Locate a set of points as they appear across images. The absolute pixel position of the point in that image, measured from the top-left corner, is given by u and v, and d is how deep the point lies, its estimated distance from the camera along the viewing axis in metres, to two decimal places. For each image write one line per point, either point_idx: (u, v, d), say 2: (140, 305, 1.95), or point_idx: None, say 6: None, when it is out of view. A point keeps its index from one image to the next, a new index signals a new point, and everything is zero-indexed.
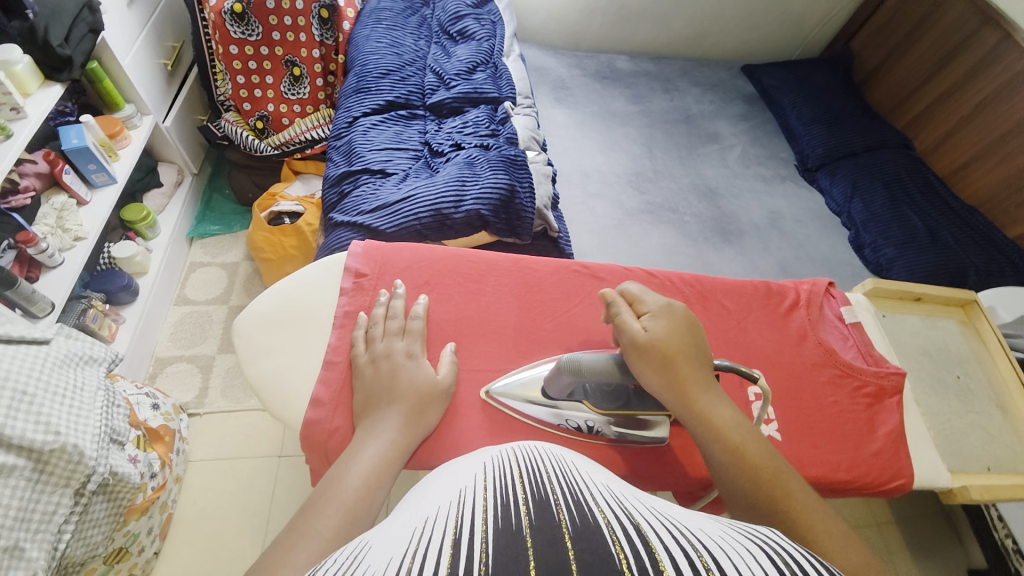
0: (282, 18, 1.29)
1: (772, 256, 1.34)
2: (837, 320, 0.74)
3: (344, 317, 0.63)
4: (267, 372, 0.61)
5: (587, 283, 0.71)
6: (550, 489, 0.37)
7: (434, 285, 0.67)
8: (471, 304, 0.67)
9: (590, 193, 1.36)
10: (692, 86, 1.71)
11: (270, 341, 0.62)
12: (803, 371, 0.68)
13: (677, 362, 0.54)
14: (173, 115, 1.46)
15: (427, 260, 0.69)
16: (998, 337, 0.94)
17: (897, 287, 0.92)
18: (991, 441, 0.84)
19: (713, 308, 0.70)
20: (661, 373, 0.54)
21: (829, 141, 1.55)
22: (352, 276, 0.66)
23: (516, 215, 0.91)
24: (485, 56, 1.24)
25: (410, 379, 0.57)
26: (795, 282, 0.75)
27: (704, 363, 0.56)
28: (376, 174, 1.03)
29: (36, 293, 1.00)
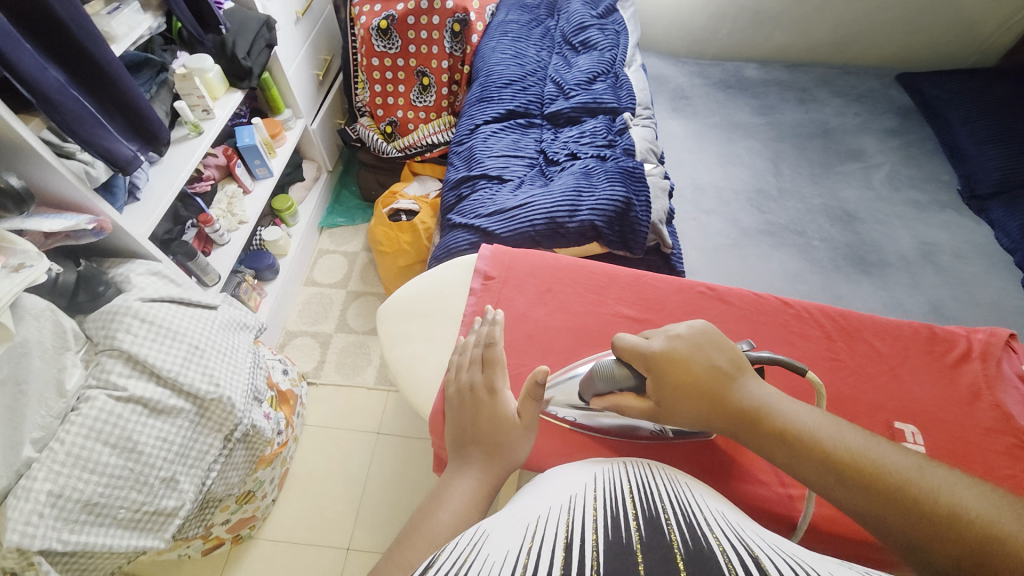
0: (419, 32, 1.40)
1: (921, 294, 1.16)
2: (1019, 380, 0.61)
3: (470, 316, 0.67)
4: (398, 358, 0.66)
5: (712, 306, 0.67)
6: (663, 510, 0.37)
7: (555, 293, 0.69)
8: (591, 315, 0.68)
9: (703, 209, 1.29)
10: (832, 97, 1.55)
11: (406, 330, 0.68)
12: (970, 435, 0.57)
13: (704, 384, 0.52)
14: (320, 118, 1.65)
15: (550, 269, 0.71)
16: None
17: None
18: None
19: (859, 349, 0.63)
20: (685, 398, 0.52)
21: (1009, 164, 1.31)
22: (481, 277, 0.70)
23: (630, 228, 0.90)
24: (607, 66, 1.24)
25: (492, 414, 0.53)
26: (964, 329, 0.64)
27: (732, 374, 0.53)
28: (494, 180, 1.08)
29: (208, 266, 1.19)
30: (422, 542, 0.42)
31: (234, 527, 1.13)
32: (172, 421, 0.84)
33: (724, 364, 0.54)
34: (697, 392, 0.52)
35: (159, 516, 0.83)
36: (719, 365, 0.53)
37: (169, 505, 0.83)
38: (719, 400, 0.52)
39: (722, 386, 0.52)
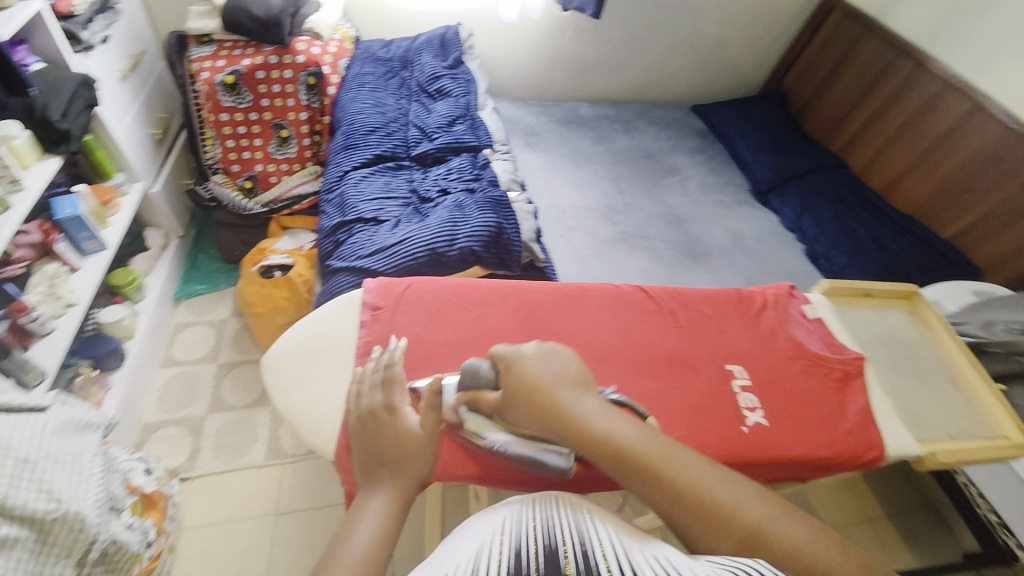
0: (271, 86, 1.37)
1: (738, 272, 1.46)
2: (803, 317, 0.78)
3: (365, 346, 0.67)
4: (294, 406, 0.63)
5: (579, 298, 0.74)
6: (565, 549, 0.43)
7: (445, 311, 0.71)
8: (479, 327, 0.70)
9: (567, 227, 1.47)
10: (649, 126, 1.90)
11: (300, 374, 0.65)
12: (779, 365, 0.72)
13: (540, 389, 0.56)
14: (162, 180, 1.50)
15: (437, 291, 0.73)
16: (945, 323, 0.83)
17: (850, 284, 0.83)
18: (971, 426, 0.73)
19: (694, 315, 0.74)
20: (524, 402, 0.56)
21: (776, 166, 1.72)
22: (369, 309, 0.71)
23: (505, 249, 0.98)
24: (463, 110, 1.35)
25: (397, 433, 0.55)
26: (761, 286, 0.80)
27: (573, 385, 0.57)
28: (370, 222, 1.10)
29: (30, 361, 0.99)
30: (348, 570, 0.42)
31: None
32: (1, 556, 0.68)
33: (563, 376, 0.58)
34: (534, 395, 0.56)
35: None
36: (557, 378, 0.58)
37: None
38: (558, 404, 0.55)
39: (563, 394, 0.56)
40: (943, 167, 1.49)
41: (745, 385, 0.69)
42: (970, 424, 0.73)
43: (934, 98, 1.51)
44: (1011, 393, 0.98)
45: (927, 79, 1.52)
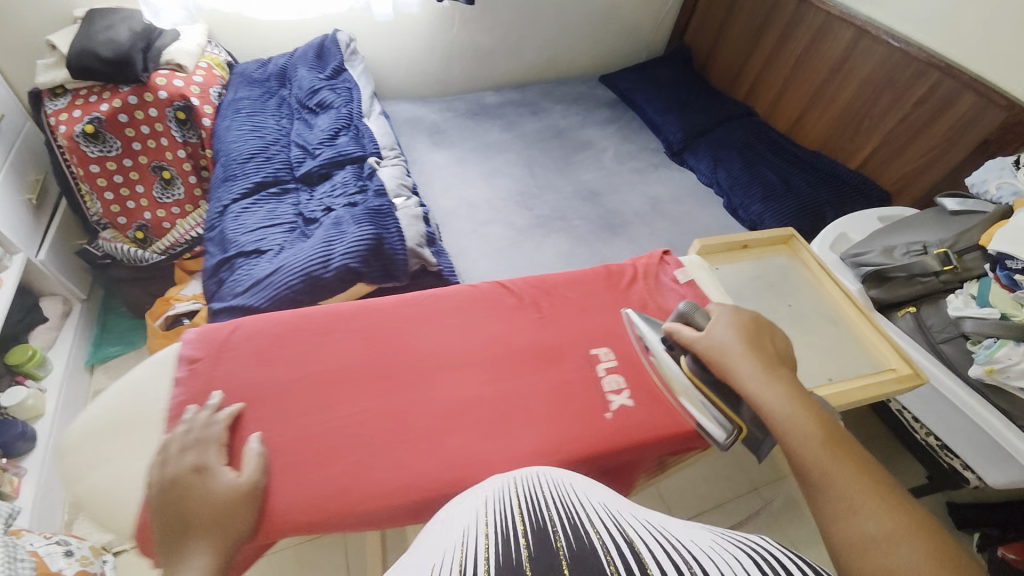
0: (139, 128, 1.30)
1: (658, 237, 1.44)
2: (675, 282, 0.78)
3: (176, 407, 0.60)
4: (93, 490, 0.55)
5: (428, 308, 0.74)
6: (546, 515, 0.40)
7: (281, 347, 0.66)
8: (320, 356, 0.66)
9: (480, 221, 1.42)
10: (556, 105, 1.87)
11: (100, 454, 0.57)
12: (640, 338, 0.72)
13: (733, 349, 0.59)
14: (48, 246, 1.40)
15: (268, 327, 0.68)
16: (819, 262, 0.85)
17: (723, 238, 0.83)
18: (857, 364, 0.72)
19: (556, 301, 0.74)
20: (711, 355, 0.60)
21: (685, 125, 1.72)
22: (185, 362, 0.64)
23: (389, 259, 0.93)
24: (346, 120, 1.29)
25: (207, 493, 0.50)
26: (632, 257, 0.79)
27: (766, 354, 0.59)
28: (252, 255, 1.03)
29: None
30: None
31: None
32: None
33: (765, 345, 0.60)
34: (727, 352, 0.59)
35: None
36: (746, 342, 0.60)
37: None
38: (739, 360, 0.58)
39: (745, 354, 0.58)
40: (839, 99, 1.49)
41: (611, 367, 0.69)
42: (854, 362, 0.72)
43: (819, 33, 1.50)
44: (920, 314, 0.97)
45: (812, 13, 1.51)
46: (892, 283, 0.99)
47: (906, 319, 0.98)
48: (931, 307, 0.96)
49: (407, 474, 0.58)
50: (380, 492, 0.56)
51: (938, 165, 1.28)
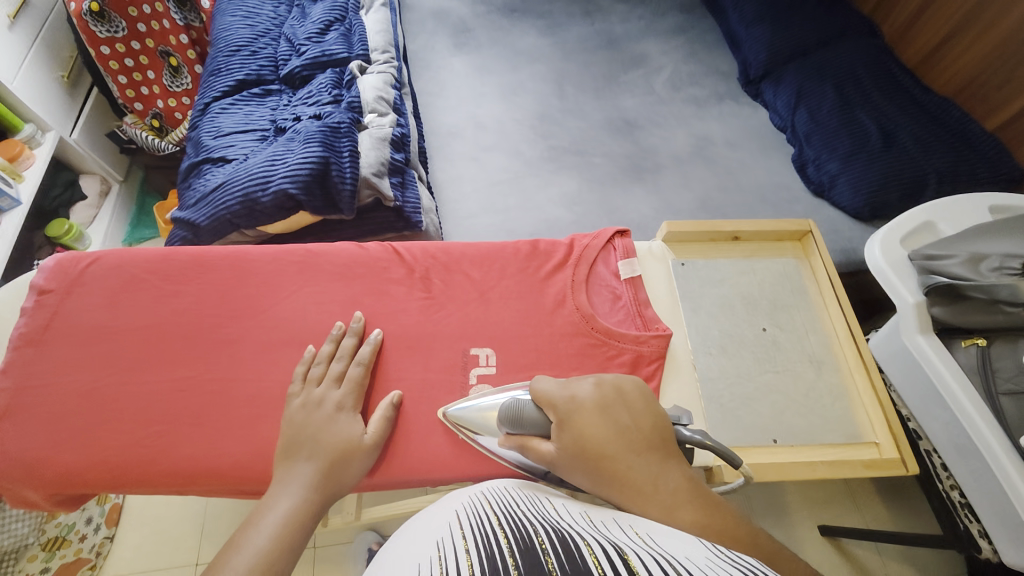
0: (141, 8, 1.24)
1: (692, 190, 1.19)
2: (612, 277, 0.65)
3: (20, 339, 0.53)
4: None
5: (305, 266, 0.59)
6: (524, 527, 0.34)
7: (133, 290, 0.56)
8: (166, 310, 0.55)
9: (484, 146, 1.25)
10: (617, 3, 1.51)
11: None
12: (551, 343, 0.58)
13: (604, 456, 0.42)
14: (81, 124, 1.46)
15: (129, 263, 0.57)
16: (830, 275, 0.70)
17: (703, 226, 0.72)
18: (824, 429, 0.63)
19: (454, 280, 0.61)
20: (577, 466, 0.43)
21: (774, 44, 1.30)
22: (35, 294, 0.55)
23: (334, 188, 0.84)
24: (340, 13, 1.14)
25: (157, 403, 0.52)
26: (571, 235, 0.66)
27: (639, 444, 0.42)
28: (218, 163, 0.98)
29: None
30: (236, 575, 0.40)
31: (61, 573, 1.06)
32: None
33: (632, 431, 0.43)
34: (601, 465, 0.41)
35: None
36: (610, 438, 0.42)
37: None
38: (622, 473, 0.40)
39: (624, 460, 0.41)
40: (993, 32, 1.08)
41: (486, 377, 0.56)
42: (822, 426, 0.63)
43: None
44: (988, 352, 0.74)
45: None
46: (967, 305, 0.75)
47: (970, 353, 0.76)
48: (1005, 345, 0.73)
49: (220, 453, 0.50)
50: (185, 464, 0.49)
51: None
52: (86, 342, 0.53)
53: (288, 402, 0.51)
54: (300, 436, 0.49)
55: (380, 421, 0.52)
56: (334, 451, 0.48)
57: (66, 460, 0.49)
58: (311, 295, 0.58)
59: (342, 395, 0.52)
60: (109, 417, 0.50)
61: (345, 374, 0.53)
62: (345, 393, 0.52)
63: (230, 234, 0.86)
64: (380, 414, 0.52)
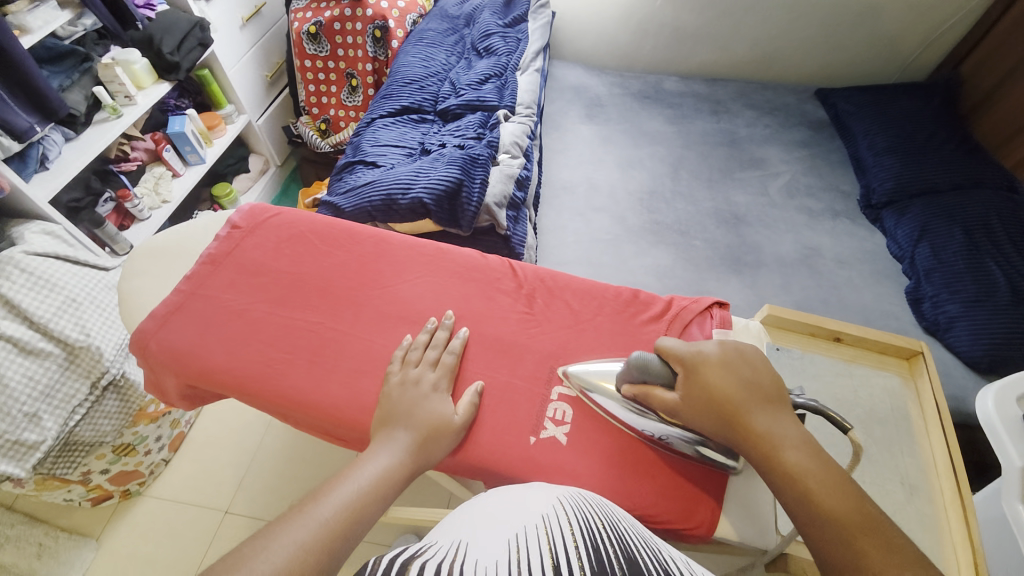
0: (345, 38, 1.51)
1: (790, 294, 1.17)
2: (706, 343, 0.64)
3: (208, 257, 0.66)
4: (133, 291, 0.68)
5: (432, 258, 0.69)
6: (634, 549, 0.38)
7: (297, 242, 0.68)
8: (317, 263, 0.66)
9: (593, 206, 1.33)
10: (746, 109, 1.60)
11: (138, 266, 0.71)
12: None
13: (728, 400, 0.51)
14: (267, 115, 1.77)
15: (301, 221, 0.70)
16: (940, 406, 0.69)
17: (806, 319, 0.74)
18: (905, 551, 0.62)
19: (556, 305, 0.67)
20: (700, 410, 0.52)
21: (903, 174, 1.30)
22: (228, 226, 0.68)
23: (460, 206, 0.95)
24: (499, 69, 1.32)
25: None
26: (671, 294, 0.68)
27: (758, 399, 0.52)
28: (368, 165, 1.15)
29: (119, 235, 1.30)
30: (335, 506, 0.44)
31: (117, 479, 1.16)
32: (40, 362, 0.94)
33: (756, 388, 0.52)
34: (723, 409, 0.51)
35: (21, 446, 0.91)
36: (734, 391, 0.52)
37: (30, 438, 0.91)
38: (738, 417, 0.51)
39: (746, 407, 0.51)
40: None
41: (567, 396, 0.60)
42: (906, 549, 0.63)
43: None
44: None
45: None
46: None
47: None
48: None
49: (321, 394, 0.56)
50: (293, 394, 0.56)
51: None
52: (250, 272, 0.64)
53: (389, 376, 0.57)
54: (396, 410, 0.54)
55: (466, 406, 0.57)
56: (426, 426, 0.53)
57: (207, 358, 0.58)
58: (430, 283, 0.66)
59: (437, 377, 0.57)
60: (250, 336, 0.59)
61: (440, 360, 0.59)
62: (441, 376, 0.58)
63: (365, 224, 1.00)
64: (467, 400, 0.57)
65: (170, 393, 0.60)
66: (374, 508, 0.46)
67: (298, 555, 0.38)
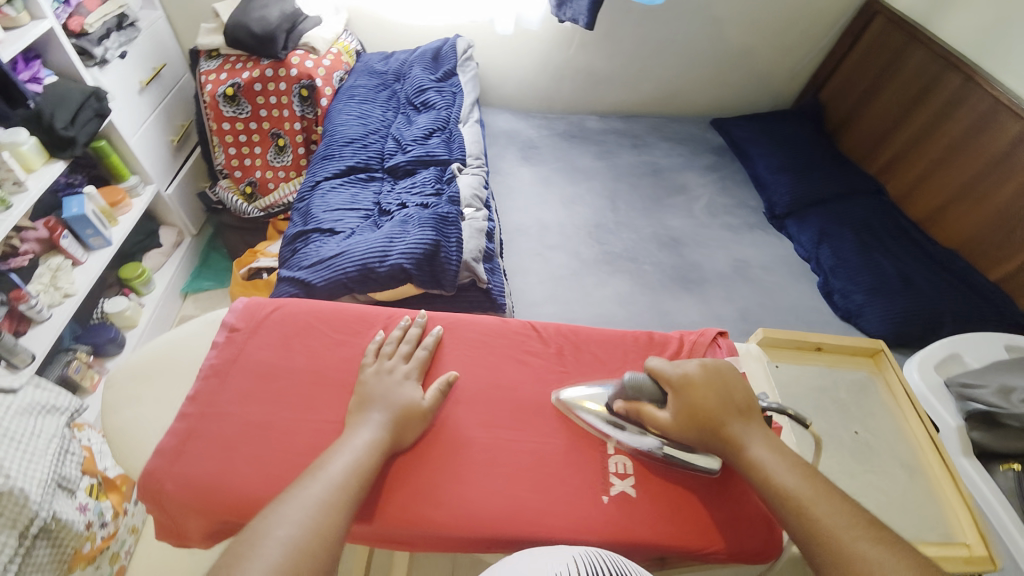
0: (268, 98, 1.45)
1: (733, 303, 1.32)
2: None
3: (209, 369, 0.70)
4: (122, 425, 0.68)
5: (452, 335, 0.75)
6: None
7: (301, 335, 0.74)
8: (331, 355, 0.72)
9: (548, 244, 1.40)
10: (661, 141, 1.79)
11: (131, 394, 0.71)
12: None
13: (706, 417, 0.61)
14: (177, 182, 1.60)
15: (299, 314, 0.76)
16: (908, 392, 0.82)
17: (793, 337, 0.85)
18: (925, 528, 0.72)
19: (585, 358, 0.75)
20: (689, 423, 0.61)
21: (796, 188, 1.55)
22: (226, 331, 0.74)
23: (441, 267, 0.95)
24: (442, 123, 1.34)
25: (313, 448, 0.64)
26: (680, 331, 0.77)
27: (735, 411, 0.62)
28: (326, 233, 1.10)
29: (19, 345, 1.09)
30: (325, 487, 0.53)
31: None
32: None
33: (731, 401, 0.62)
34: (704, 425, 0.61)
35: None
36: (717, 404, 0.62)
37: None
38: (716, 427, 0.61)
39: (722, 420, 0.61)
40: (994, 196, 1.28)
41: (620, 447, 0.67)
42: (923, 525, 0.72)
43: (987, 119, 1.31)
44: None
45: (977, 96, 1.33)
46: (1008, 432, 0.85)
47: (1008, 477, 0.85)
48: None
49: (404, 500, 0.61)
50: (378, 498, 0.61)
51: None
52: (260, 379, 0.69)
53: (364, 369, 0.68)
54: (372, 395, 0.64)
55: (434, 393, 0.67)
56: (399, 409, 0.64)
57: (237, 481, 0.61)
58: (462, 360, 0.73)
59: (409, 369, 0.68)
60: (270, 443, 0.64)
61: (412, 354, 0.71)
62: (411, 367, 0.69)
63: (342, 296, 0.96)
64: (436, 388, 0.67)
65: (197, 527, 0.61)
66: (358, 486, 0.55)
67: (322, 510, 0.51)
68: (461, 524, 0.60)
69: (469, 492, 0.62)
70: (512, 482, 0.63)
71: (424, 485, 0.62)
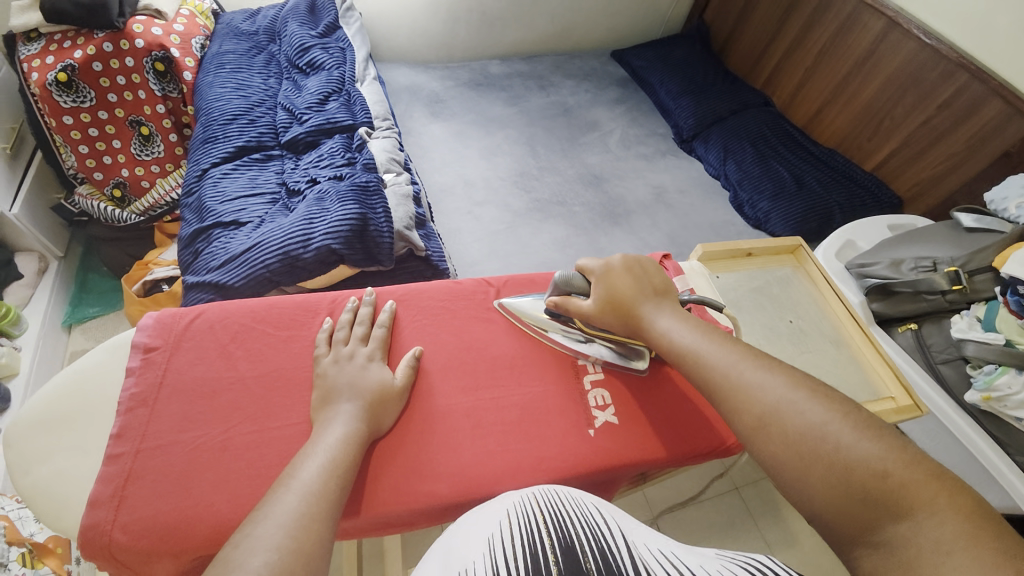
0: (114, 78, 1.20)
1: (660, 230, 1.38)
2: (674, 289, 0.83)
3: (130, 400, 0.62)
4: (40, 483, 0.58)
5: (408, 309, 0.74)
6: (573, 532, 0.44)
7: (239, 341, 0.68)
8: (284, 355, 0.67)
9: (476, 201, 1.35)
10: (566, 79, 1.77)
11: (42, 448, 0.60)
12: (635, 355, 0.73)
13: (621, 299, 0.65)
14: (22, 199, 1.32)
15: (233, 317, 0.70)
16: (826, 278, 0.94)
17: (727, 248, 0.95)
18: (856, 390, 0.83)
19: None
20: (605, 308, 0.66)
21: (698, 110, 1.62)
22: (140, 352, 0.66)
23: (373, 242, 0.88)
24: (337, 84, 1.21)
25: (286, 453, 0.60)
26: None
27: (648, 289, 0.66)
28: (230, 226, 0.97)
29: None
30: (301, 495, 0.49)
31: None
32: None
33: (646, 282, 0.67)
34: (621, 309, 0.65)
35: None
36: (631, 287, 0.66)
37: None
38: (627, 308, 0.65)
39: (633, 300, 0.65)
40: (862, 94, 1.43)
41: (598, 381, 0.71)
42: (854, 388, 0.83)
43: (848, 22, 1.42)
44: (920, 332, 1.00)
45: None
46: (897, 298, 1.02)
47: (906, 335, 1.02)
48: (931, 326, 1.00)
49: (399, 483, 0.60)
50: (371, 487, 0.59)
51: (958, 173, 1.25)
52: (202, 398, 0.63)
53: (320, 360, 0.64)
54: (337, 385, 0.61)
55: (405, 370, 0.66)
56: (372, 392, 0.61)
57: (209, 510, 0.56)
58: (427, 330, 0.72)
59: (370, 350, 0.66)
60: (233, 461, 0.59)
61: (370, 335, 0.68)
62: (373, 348, 0.66)
63: (267, 292, 0.87)
64: (406, 364, 0.66)
65: (167, 568, 0.56)
66: (343, 482, 0.52)
67: (304, 524, 0.46)
68: (456, 488, 0.60)
69: (461, 458, 0.63)
70: (504, 437, 0.65)
71: (414, 460, 0.61)
